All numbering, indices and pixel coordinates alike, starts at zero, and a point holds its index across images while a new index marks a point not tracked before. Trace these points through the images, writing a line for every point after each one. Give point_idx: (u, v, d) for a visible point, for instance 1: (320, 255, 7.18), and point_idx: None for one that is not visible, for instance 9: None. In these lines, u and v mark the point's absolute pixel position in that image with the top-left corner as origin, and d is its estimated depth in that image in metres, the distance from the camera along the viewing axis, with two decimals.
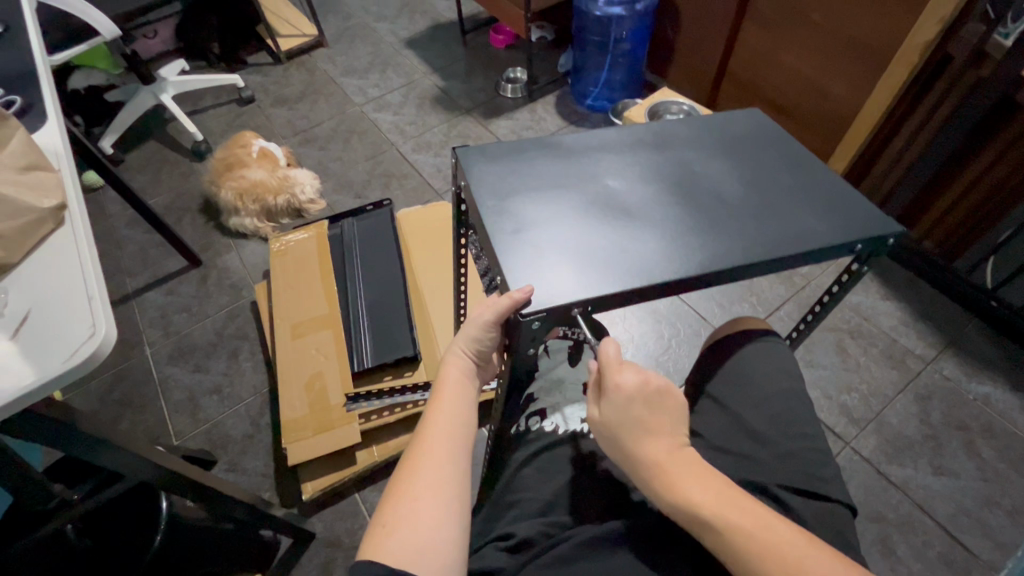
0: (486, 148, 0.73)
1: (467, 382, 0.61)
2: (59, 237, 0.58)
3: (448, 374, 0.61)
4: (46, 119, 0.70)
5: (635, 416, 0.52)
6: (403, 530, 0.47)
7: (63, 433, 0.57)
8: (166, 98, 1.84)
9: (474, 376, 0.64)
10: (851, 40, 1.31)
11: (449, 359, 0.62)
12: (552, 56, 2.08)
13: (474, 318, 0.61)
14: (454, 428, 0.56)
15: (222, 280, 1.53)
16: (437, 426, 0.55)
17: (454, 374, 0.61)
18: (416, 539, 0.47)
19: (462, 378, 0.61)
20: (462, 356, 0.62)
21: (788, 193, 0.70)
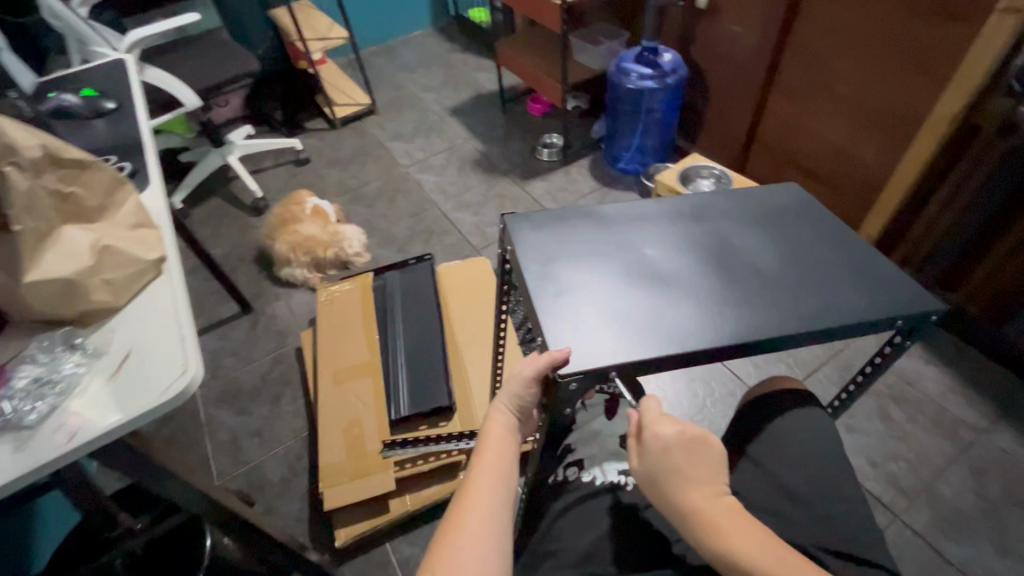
0: (532, 215, 0.80)
1: (510, 438, 0.63)
2: (158, 284, 0.66)
3: (493, 430, 0.63)
4: (150, 182, 0.81)
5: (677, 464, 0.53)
6: None
7: (138, 462, 0.63)
8: (233, 159, 2.03)
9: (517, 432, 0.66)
10: (880, 112, 1.37)
11: (493, 415, 0.64)
12: (586, 123, 2.21)
13: (517, 375, 0.64)
14: (497, 483, 0.58)
15: (271, 327, 1.62)
16: (482, 482, 0.57)
17: (498, 429, 0.63)
18: None
19: (506, 434, 0.63)
20: (506, 412, 0.65)
21: (822, 267, 0.74)
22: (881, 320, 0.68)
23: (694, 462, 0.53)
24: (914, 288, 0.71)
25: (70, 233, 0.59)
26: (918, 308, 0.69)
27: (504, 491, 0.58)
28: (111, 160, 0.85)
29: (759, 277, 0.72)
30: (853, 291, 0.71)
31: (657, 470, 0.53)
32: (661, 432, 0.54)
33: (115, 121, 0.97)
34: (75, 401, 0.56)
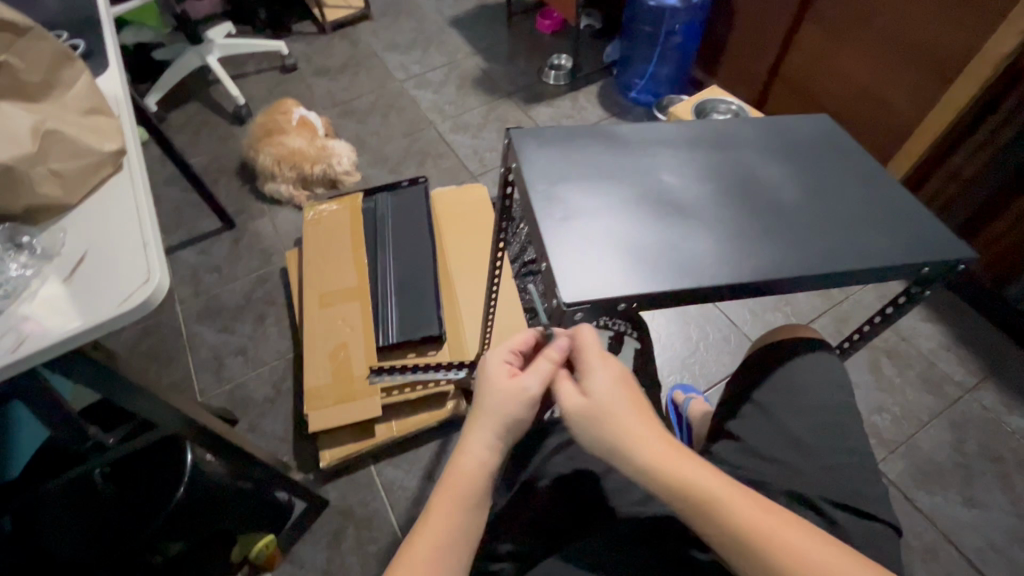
0: (540, 131, 0.72)
1: (485, 476, 0.52)
2: (117, 182, 0.59)
3: (467, 458, 0.53)
4: (107, 65, 0.71)
5: (628, 410, 0.51)
6: None
7: (105, 376, 0.58)
8: (211, 59, 1.85)
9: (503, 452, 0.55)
10: (918, 50, 1.26)
11: (472, 440, 0.54)
12: (598, 45, 2.04)
13: (509, 402, 0.54)
14: (454, 536, 0.49)
15: (254, 245, 1.54)
16: (438, 535, 0.49)
17: (477, 462, 0.53)
18: None
19: (486, 471, 0.53)
20: (491, 442, 0.54)
21: (851, 204, 0.68)
22: (907, 266, 0.63)
23: (643, 411, 0.52)
24: (943, 234, 0.66)
25: (6, 111, 0.52)
26: (949, 257, 0.64)
27: (462, 543, 0.49)
28: (62, 37, 0.73)
29: (785, 213, 0.67)
30: (883, 233, 0.65)
31: (600, 409, 0.51)
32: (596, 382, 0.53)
33: None
34: (27, 307, 0.50)
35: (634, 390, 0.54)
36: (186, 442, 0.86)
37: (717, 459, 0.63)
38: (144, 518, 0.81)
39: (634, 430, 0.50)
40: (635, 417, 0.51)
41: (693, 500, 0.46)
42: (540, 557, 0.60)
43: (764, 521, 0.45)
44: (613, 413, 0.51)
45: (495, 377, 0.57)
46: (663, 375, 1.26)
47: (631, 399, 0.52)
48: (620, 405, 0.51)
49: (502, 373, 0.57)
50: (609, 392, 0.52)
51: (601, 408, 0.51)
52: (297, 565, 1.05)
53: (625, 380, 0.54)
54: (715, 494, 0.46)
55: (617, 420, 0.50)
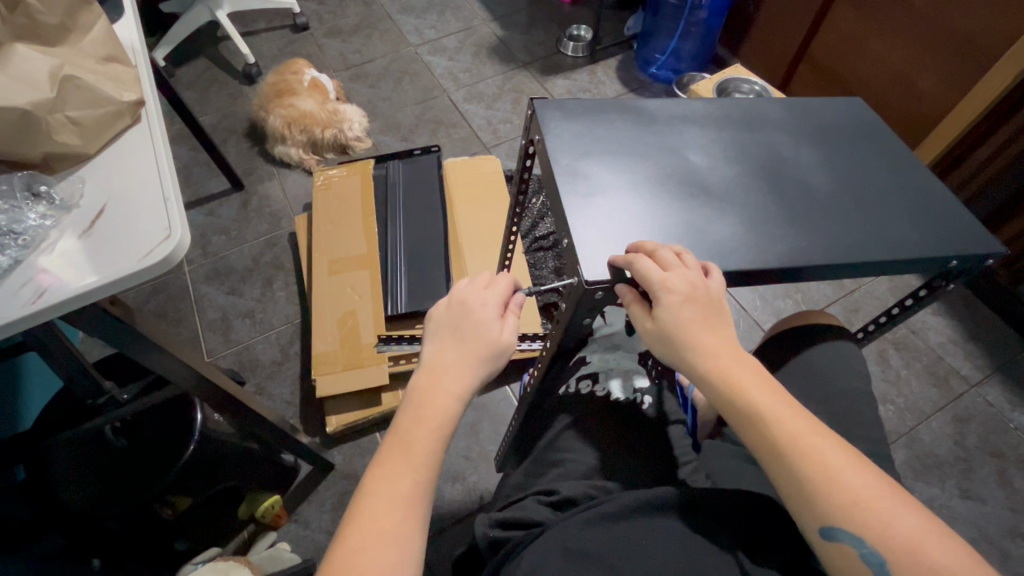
0: (565, 103, 0.70)
1: (458, 397, 0.51)
2: (136, 133, 0.57)
3: (441, 381, 0.51)
4: (123, 12, 0.68)
5: (693, 322, 0.49)
6: None
7: (123, 331, 0.58)
8: (222, 14, 1.79)
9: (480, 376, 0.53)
10: (954, 35, 1.22)
11: (447, 363, 0.52)
12: (620, 17, 1.98)
13: (486, 332, 0.53)
14: (428, 453, 0.48)
15: (263, 208, 1.53)
16: (410, 455, 0.47)
17: (450, 385, 0.51)
18: None
19: (459, 394, 0.51)
20: (468, 365, 0.52)
21: (883, 192, 0.67)
22: (935, 258, 0.62)
23: (711, 327, 0.49)
24: (974, 227, 0.65)
25: (23, 53, 0.50)
26: (977, 251, 0.63)
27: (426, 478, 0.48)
28: None
29: (813, 199, 0.65)
30: (912, 223, 0.64)
31: (679, 304, 0.49)
32: (676, 279, 0.50)
33: None
34: (44, 260, 0.50)
35: (710, 300, 0.50)
36: (196, 401, 0.86)
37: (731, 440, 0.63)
38: (156, 474, 0.81)
39: (698, 341, 0.49)
40: (703, 329, 0.49)
41: (740, 407, 0.46)
42: (541, 518, 0.55)
43: (814, 445, 0.43)
44: (676, 325, 0.49)
45: (479, 308, 0.55)
46: None
47: (702, 315, 0.49)
48: (688, 318, 0.49)
49: (487, 305, 0.55)
50: (675, 308, 0.49)
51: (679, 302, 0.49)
52: (302, 525, 1.07)
53: (698, 291, 0.50)
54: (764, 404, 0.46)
55: (681, 330, 0.49)
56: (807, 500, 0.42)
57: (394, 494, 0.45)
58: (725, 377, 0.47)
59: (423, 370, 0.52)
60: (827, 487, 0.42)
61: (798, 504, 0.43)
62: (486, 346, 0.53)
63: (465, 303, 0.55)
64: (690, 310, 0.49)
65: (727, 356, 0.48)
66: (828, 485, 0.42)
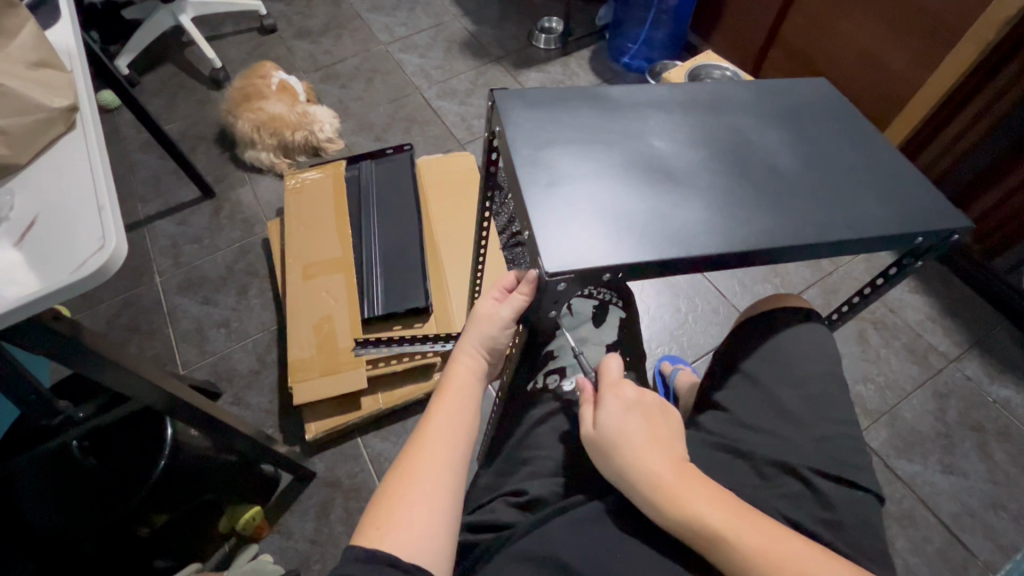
0: (526, 92, 0.69)
1: (475, 383, 0.60)
2: (70, 141, 0.55)
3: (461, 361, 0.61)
4: (57, 16, 0.65)
5: (629, 426, 0.52)
6: (401, 526, 0.46)
7: (68, 347, 0.55)
8: (185, 19, 1.76)
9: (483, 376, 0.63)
10: (920, 13, 1.22)
11: (459, 358, 0.61)
12: (590, 8, 1.97)
13: (495, 319, 0.61)
14: (453, 432, 0.54)
15: (235, 214, 1.50)
16: (426, 454, 0.51)
17: (461, 374, 0.60)
18: (408, 532, 0.45)
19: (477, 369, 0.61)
20: (475, 354, 0.62)
21: (848, 171, 0.66)
22: (902, 236, 0.62)
23: (653, 425, 0.53)
24: (939, 201, 0.65)
25: None
26: (943, 226, 0.63)
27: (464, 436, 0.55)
28: None
29: (780, 180, 0.64)
30: (878, 201, 0.64)
31: (622, 411, 0.54)
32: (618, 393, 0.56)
33: None
34: None
35: (650, 410, 0.54)
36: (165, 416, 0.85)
37: (701, 429, 0.60)
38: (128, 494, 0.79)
39: (627, 449, 0.51)
40: (635, 426, 0.52)
41: (663, 506, 0.46)
42: (511, 520, 0.54)
43: (733, 527, 0.44)
44: (612, 425, 0.53)
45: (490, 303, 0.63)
46: (651, 348, 1.26)
47: (644, 426, 0.52)
48: (630, 429, 0.52)
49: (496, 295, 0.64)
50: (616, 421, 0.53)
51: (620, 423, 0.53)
52: (285, 535, 1.05)
53: (642, 403, 0.55)
54: (686, 495, 0.46)
55: (616, 431, 0.52)
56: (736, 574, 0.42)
57: (430, 448, 0.52)
58: (668, 490, 0.47)
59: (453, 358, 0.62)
60: (750, 562, 0.42)
61: None
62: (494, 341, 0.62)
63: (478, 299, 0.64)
64: (635, 419, 0.53)
65: (672, 472, 0.48)
66: (751, 558, 0.42)
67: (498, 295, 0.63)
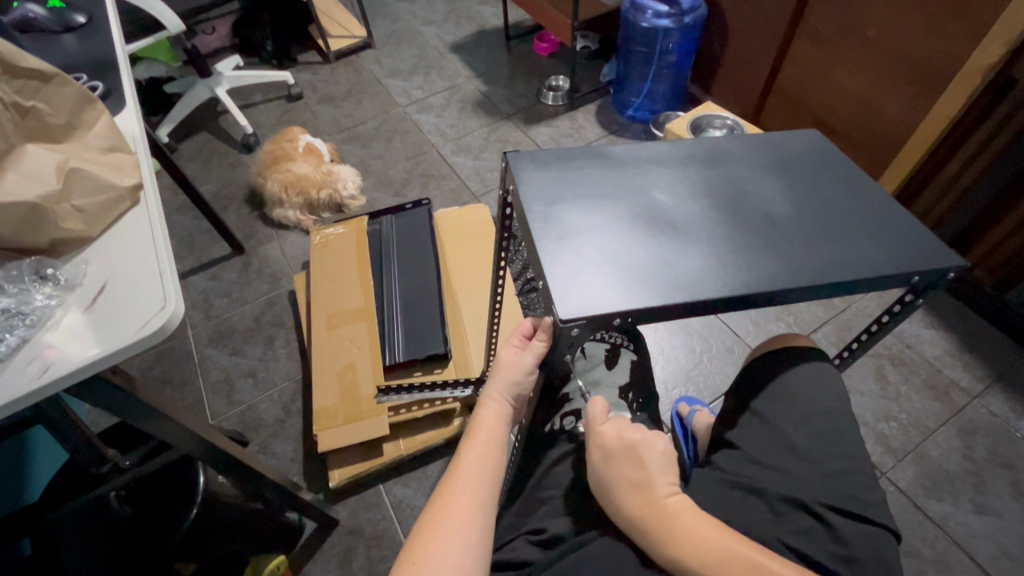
0: (536, 153, 0.75)
1: (502, 428, 0.62)
2: (134, 214, 0.63)
3: (489, 404, 0.63)
4: (125, 105, 0.77)
5: (618, 473, 0.54)
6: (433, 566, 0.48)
7: (122, 400, 0.60)
8: (220, 91, 1.91)
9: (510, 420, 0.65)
10: (907, 62, 1.29)
11: (486, 403, 0.63)
12: (594, 66, 2.10)
13: (519, 365, 0.64)
14: (483, 473, 0.56)
15: (263, 269, 1.58)
16: (456, 497, 0.53)
17: (489, 419, 0.62)
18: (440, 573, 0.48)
19: (504, 413, 0.63)
20: (501, 400, 0.64)
21: (841, 217, 0.70)
22: (898, 276, 0.65)
23: (641, 468, 0.54)
24: (933, 241, 0.68)
25: (35, 153, 0.57)
26: (938, 265, 0.66)
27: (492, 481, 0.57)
28: (82, 80, 0.81)
29: (776, 227, 0.68)
30: (872, 243, 0.67)
31: (610, 455, 0.56)
32: (606, 436, 0.57)
33: (85, 38, 0.92)
34: (50, 336, 0.53)
35: (637, 447, 0.55)
36: (199, 464, 0.88)
37: (716, 469, 0.62)
38: (160, 544, 0.81)
39: (620, 494, 0.53)
40: (623, 471, 0.54)
41: (660, 546, 0.49)
42: (531, 558, 0.58)
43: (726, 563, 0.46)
44: (602, 474, 0.55)
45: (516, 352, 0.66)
46: (668, 389, 1.27)
47: (632, 468, 0.54)
48: (620, 475, 0.54)
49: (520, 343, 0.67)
50: (606, 466, 0.55)
51: (611, 467, 0.55)
52: None
53: (628, 441, 0.56)
54: (677, 532, 0.48)
55: (607, 478, 0.55)
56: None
57: (461, 490, 0.54)
58: (658, 531, 0.49)
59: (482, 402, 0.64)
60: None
61: None
62: (520, 385, 0.65)
63: (505, 347, 0.67)
64: (625, 462, 0.55)
65: (662, 512, 0.50)
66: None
67: (519, 342, 0.67)
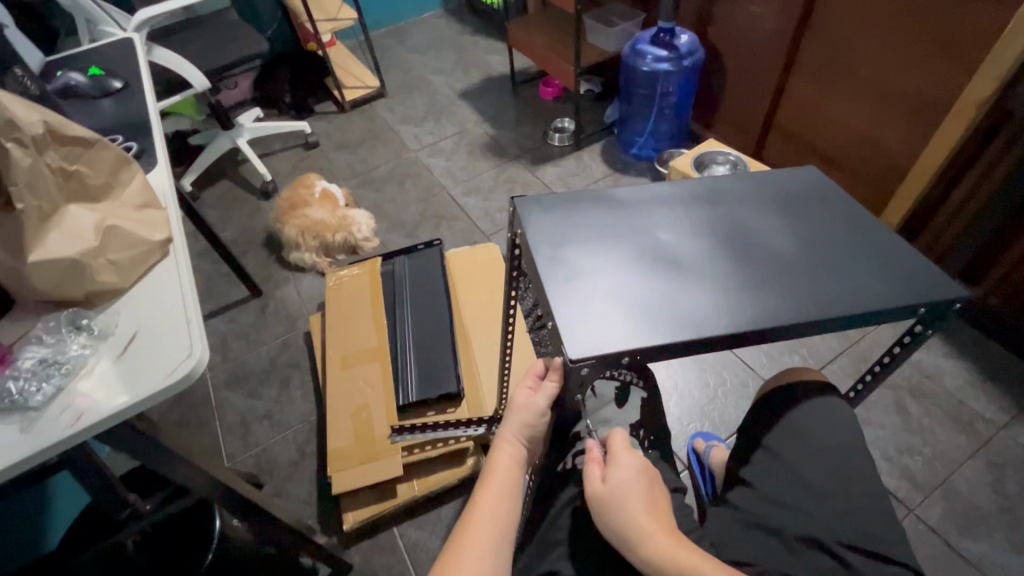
0: (543, 198, 0.78)
1: (517, 469, 0.62)
2: (163, 266, 0.67)
3: (503, 447, 0.63)
4: (156, 163, 0.83)
5: (629, 493, 0.56)
6: None
7: (146, 444, 0.62)
8: (242, 142, 2.00)
9: (525, 462, 0.65)
10: (903, 96, 1.32)
11: (501, 444, 0.64)
12: (598, 108, 2.17)
13: (531, 407, 0.65)
14: (498, 513, 0.57)
15: (280, 311, 1.62)
16: (471, 542, 0.54)
17: (505, 460, 0.62)
18: None
19: (518, 456, 0.63)
20: (516, 440, 0.64)
21: (844, 251, 0.71)
22: (902, 308, 0.65)
23: (652, 490, 0.57)
24: (937, 274, 0.68)
25: (74, 213, 0.60)
26: (943, 296, 0.66)
27: (506, 525, 0.57)
28: (118, 140, 0.87)
29: (780, 263, 0.70)
30: (876, 277, 0.68)
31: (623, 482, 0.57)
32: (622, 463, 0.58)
33: (121, 101, 0.99)
34: (82, 385, 0.55)
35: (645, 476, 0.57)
36: (214, 508, 0.88)
37: (731, 507, 0.62)
38: None
39: (631, 507, 0.55)
40: (637, 495, 0.56)
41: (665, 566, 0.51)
42: None
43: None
44: (615, 494, 0.56)
45: (528, 393, 0.67)
46: (683, 425, 1.25)
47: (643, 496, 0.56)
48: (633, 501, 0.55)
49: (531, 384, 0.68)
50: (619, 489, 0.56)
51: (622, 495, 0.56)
52: None
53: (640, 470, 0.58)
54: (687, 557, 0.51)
55: (620, 498, 0.56)
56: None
57: (475, 536, 0.54)
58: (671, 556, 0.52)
59: (497, 445, 0.64)
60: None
61: None
62: (533, 426, 0.65)
63: (519, 388, 0.68)
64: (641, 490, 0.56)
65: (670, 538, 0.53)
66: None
67: (532, 381, 0.68)
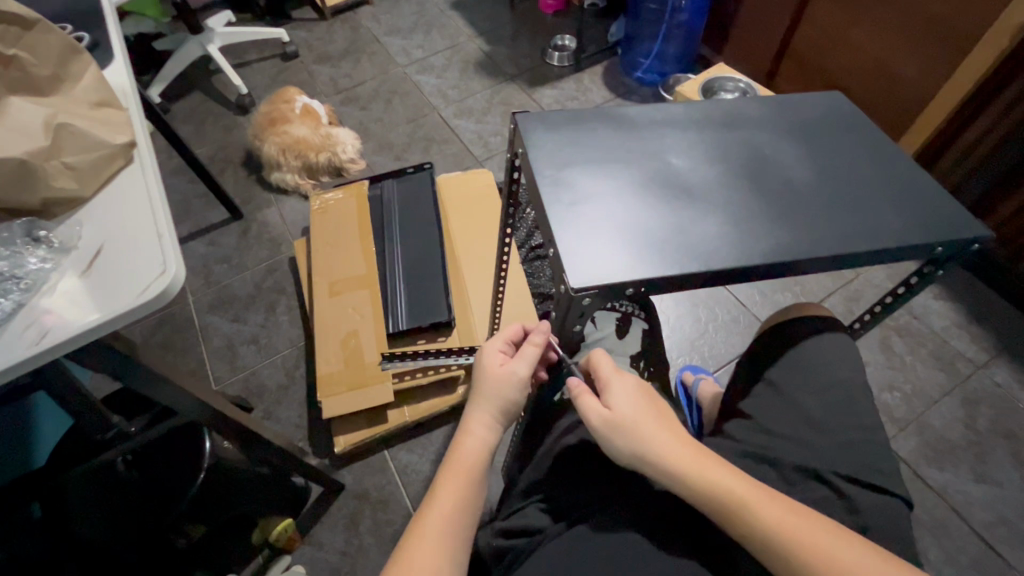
0: (546, 114, 0.71)
1: (486, 455, 0.58)
2: (129, 174, 0.60)
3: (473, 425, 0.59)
4: (113, 59, 0.73)
5: (644, 415, 0.54)
6: None
7: (124, 364, 0.59)
8: (212, 49, 1.84)
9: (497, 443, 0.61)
10: (932, 19, 1.22)
11: (473, 429, 0.59)
12: (601, 26, 2.02)
13: (512, 378, 0.62)
14: (462, 505, 0.53)
15: (263, 234, 1.55)
16: (428, 531, 0.51)
17: (472, 445, 0.58)
18: None
19: (487, 438, 0.59)
20: (490, 424, 0.60)
21: (864, 184, 0.67)
22: (924, 245, 0.63)
23: (654, 405, 0.56)
24: (958, 210, 0.65)
25: (21, 107, 0.54)
26: (963, 234, 0.64)
27: (468, 514, 0.54)
28: (66, 30, 0.77)
29: (795, 194, 0.66)
30: (896, 212, 0.65)
31: (630, 396, 0.56)
32: (620, 386, 0.57)
33: None
34: (46, 301, 0.51)
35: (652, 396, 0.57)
36: (202, 428, 0.88)
37: (727, 438, 0.62)
38: (173, 504, 0.83)
39: (649, 428, 0.53)
40: (650, 416, 0.54)
41: (693, 482, 0.49)
42: (541, 525, 0.59)
43: (746, 490, 0.48)
44: (628, 415, 0.54)
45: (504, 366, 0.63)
46: (672, 358, 1.26)
47: (652, 411, 0.55)
48: (648, 420, 0.53)
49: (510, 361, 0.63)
50: (627, 399, 0.55)
51: (627, 420, 0.53)
52: (315, 546, 1.08)
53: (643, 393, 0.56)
54: (709, 468, 0.50)
55: (634, 420, 0.53)
56: (760, 543, 0.46)
57: (436, 526, 0.51)
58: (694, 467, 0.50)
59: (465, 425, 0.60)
60: (776, 530, 0.46)
61: (769, 559, 0.46)
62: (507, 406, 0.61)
63: (492, 359, 0.64)
64: (654, 411, 0.55)
65: (693, 456, 0.51)
66: (772, 528, 0.46)
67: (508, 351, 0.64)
